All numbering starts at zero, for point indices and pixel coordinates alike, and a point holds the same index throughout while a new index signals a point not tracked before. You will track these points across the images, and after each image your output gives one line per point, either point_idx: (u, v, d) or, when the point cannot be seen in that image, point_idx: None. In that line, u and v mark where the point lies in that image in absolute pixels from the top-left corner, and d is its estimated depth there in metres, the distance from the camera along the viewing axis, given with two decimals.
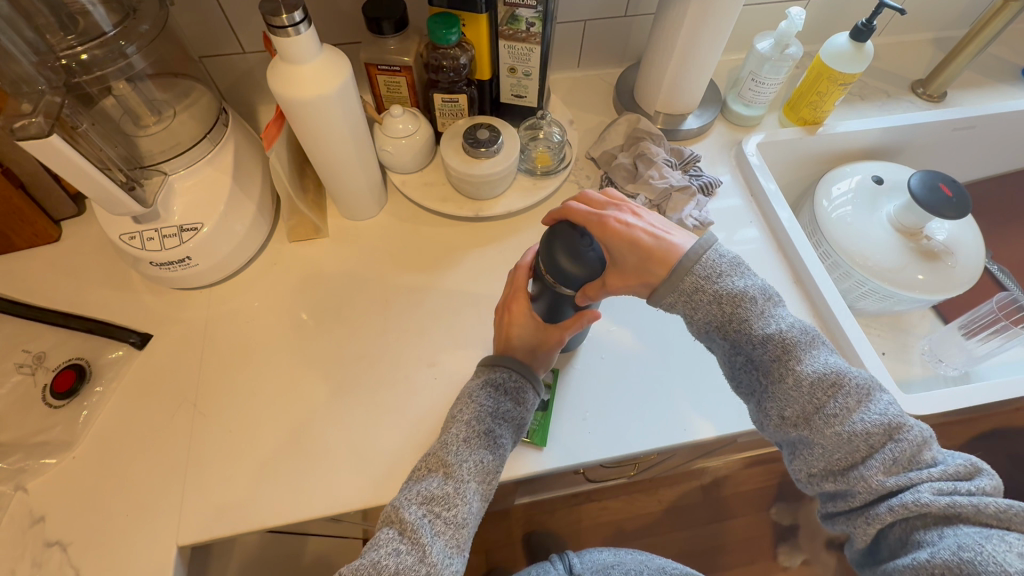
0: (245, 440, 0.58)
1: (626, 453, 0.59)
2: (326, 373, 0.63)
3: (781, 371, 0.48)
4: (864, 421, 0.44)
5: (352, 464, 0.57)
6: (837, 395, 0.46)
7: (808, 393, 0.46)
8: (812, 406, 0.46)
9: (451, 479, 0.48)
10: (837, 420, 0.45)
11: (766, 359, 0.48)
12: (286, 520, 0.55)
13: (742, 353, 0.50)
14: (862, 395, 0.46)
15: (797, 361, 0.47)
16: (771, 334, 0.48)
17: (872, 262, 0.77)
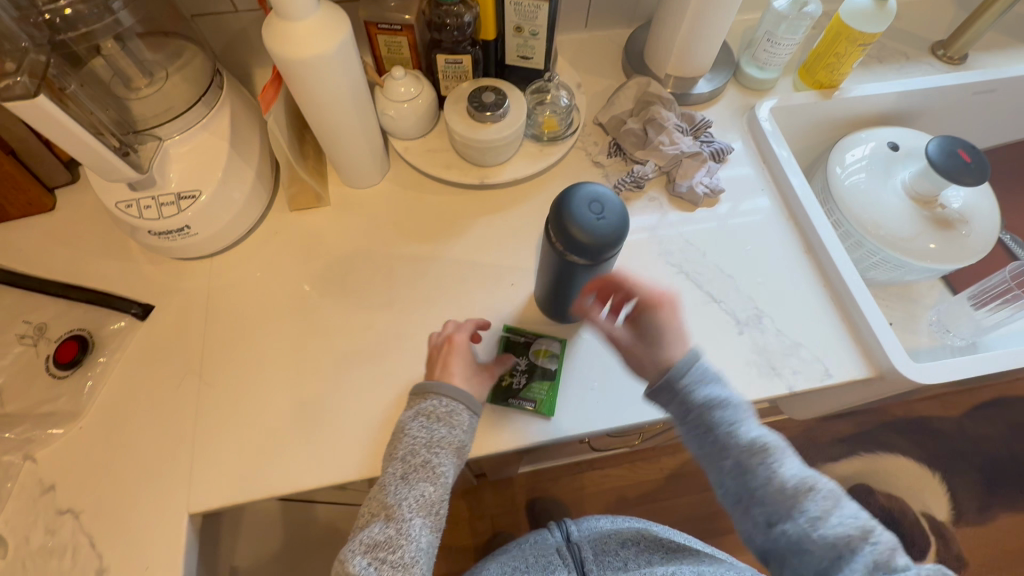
0: (252, 410, 0.58)
1: (633, 422, 0.59)
2: (332, 344, 0.62)
3: (758, 470, 0.49)
4: (840, 524, 0.45)
5: (360, 433, 0.57)
6: (811, 495, 0.47)
7: (783, 493, 0.48)
8: (791, 509, 0.47)
9: (393, 521, 0.50)
10: (815, 523, 0.46)
11: (743, 461, 0.50)
12: (295, 488, 0.55)
13: (721, 455, 0.51)
14: (837, 501, 0.47)
15: (773, 462, 0.49)
16: (748, 435, 0.50)
17: (885, 231, 0.76)
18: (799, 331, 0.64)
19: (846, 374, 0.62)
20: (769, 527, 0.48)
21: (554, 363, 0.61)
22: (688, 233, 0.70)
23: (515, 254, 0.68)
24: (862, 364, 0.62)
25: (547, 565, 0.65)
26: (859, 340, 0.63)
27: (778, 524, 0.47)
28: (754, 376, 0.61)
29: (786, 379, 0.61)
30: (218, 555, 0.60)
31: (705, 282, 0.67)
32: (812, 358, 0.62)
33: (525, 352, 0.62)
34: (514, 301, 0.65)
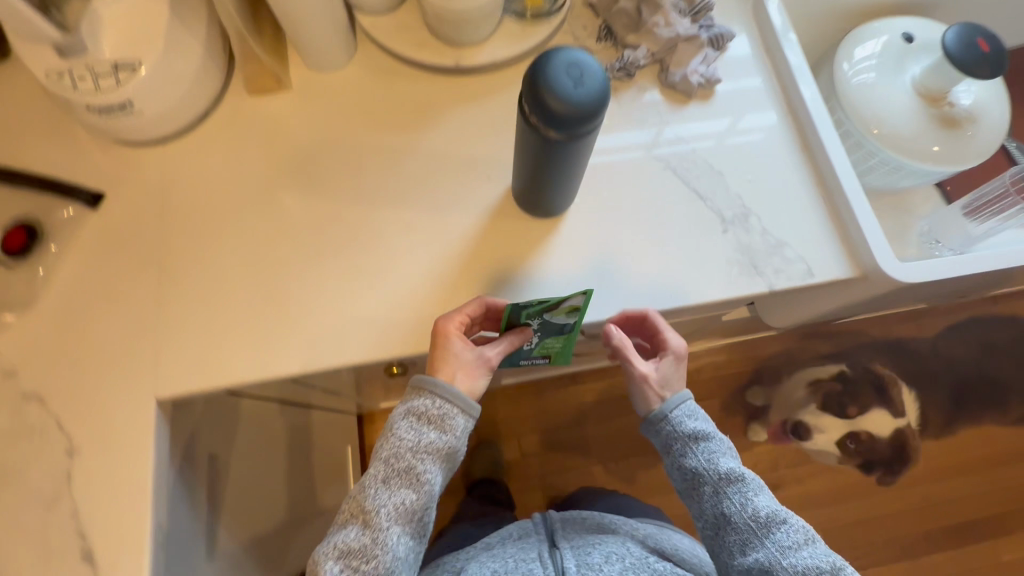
0: (218, 300, 0.56)
1: (610, 318, 0.58)
2: (298, 237, 0.59)
3: (737, 503, 0.57)
4: (808, 557, 0.54)
5: (332, 326, 0.56)
6: (783, 530, 0.56)
7: (760, 526, 0.56)
8: (767, 542, 0.55)
9: (369, 528, 0.51)
10: (788, 555, 0.54)
11: (725, 496, 0.57)
12: (268, 375, 0.55)
13: (704, 492, 0.58)
14: (805, 536, 0.55)
15: (750, 499, 0.57)
16: (731, 472, 0.58)
17: (888, 128, 0.71)
18: (786, 231, 0.61)
19: (829, 274, 0.60)
20: (745, 556, 0.56)
21: (572, 318, 0.55)
22: (678, 126, 0.66)
23: (493, 146, 0.63)
24: (845, 264, 0.61)
25: (526, 569, 0.65)
26: (845, 241, 0.61)
27: (754, 555, 0.55)
28: (738, 274, 0.59)
29: (767, 278, 0.59)
30: (197, 443, 0.60)
31: (692, 180, 0.63)
32: (796, 258, 0.60)
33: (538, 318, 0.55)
34: (489, 196, 0.61)
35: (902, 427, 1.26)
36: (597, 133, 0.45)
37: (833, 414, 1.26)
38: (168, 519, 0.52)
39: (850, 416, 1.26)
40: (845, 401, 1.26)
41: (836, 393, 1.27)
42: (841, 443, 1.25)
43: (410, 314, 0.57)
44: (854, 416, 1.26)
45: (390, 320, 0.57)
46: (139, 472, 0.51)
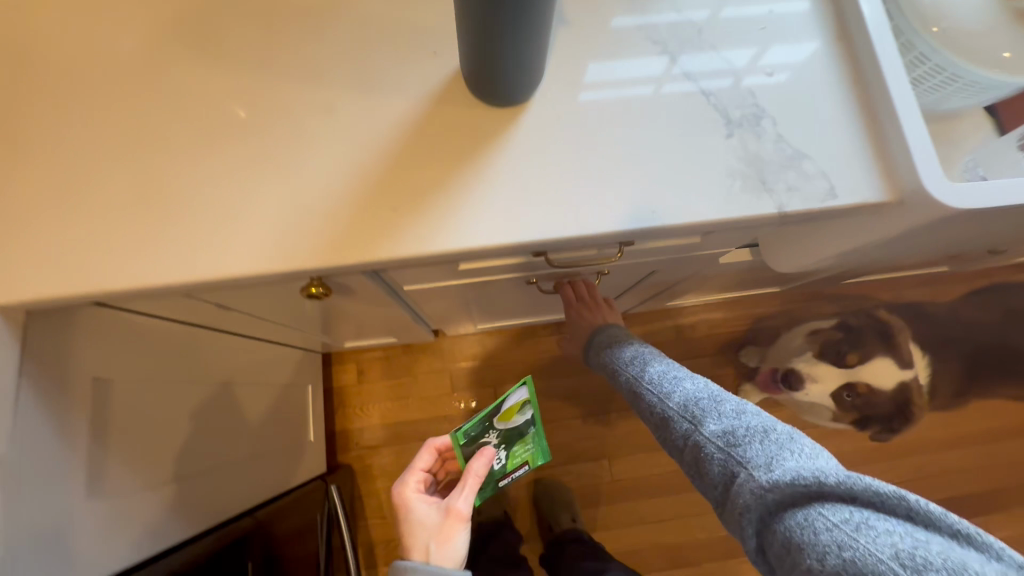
0: (76, 185, 0.45)
1: (575, 235, 0.46)
2: (187, 115, 0.47)
3: (639, 379, 0.64)
4: (701, 399, 0.56)
5: (215, 224, 0.44)
6: (675, 380, 0.61)
7: (655, 383, 0.62)
8: (655, 392, 0.61)
9: None
10: (673, 395, 0.58)
11: (627, 369, 0.67)
12: (127, 282, 0.43)
13: (620, 378, 0.68)
14: (705, 391, 0.57)
15: (644, 368, 0.65)
16: (632, 354, 0.68)
17: (950, 24, 0.58)
18: (807, 139, 0.48)
19: (857, 195, 0.47)
20: (649, 412, 0.61)
21: (527, 416, 0.68)
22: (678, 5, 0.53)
23: (442, 14, 0.50)
24: (877, 184, 0.48)
25: None
26: (880, 155, 0.48)
27: (653, 407, 0.60)
28: (740, 188, 0.47)
29: (777, 196, 0.47)
30: (71, 363, 0.50)
31: (693, 72, 0.50)
32: (815, 173, 0.47)
33: (490, 427, 0.70)
34: (433, 76, 0.48)
35: (911, 379, 0.97)
36: None
37: (828, 363, 1.00)
38: None
39: (848, 366, 0.98)
40: (842, 348, 0.99)
41: (834, 341, 1.00)
42: (834, 396, 1.00)
43: (317, 216, 0.45)
44: (854, 365, 0.98)
45: (291, 222, 0.45)
46: None
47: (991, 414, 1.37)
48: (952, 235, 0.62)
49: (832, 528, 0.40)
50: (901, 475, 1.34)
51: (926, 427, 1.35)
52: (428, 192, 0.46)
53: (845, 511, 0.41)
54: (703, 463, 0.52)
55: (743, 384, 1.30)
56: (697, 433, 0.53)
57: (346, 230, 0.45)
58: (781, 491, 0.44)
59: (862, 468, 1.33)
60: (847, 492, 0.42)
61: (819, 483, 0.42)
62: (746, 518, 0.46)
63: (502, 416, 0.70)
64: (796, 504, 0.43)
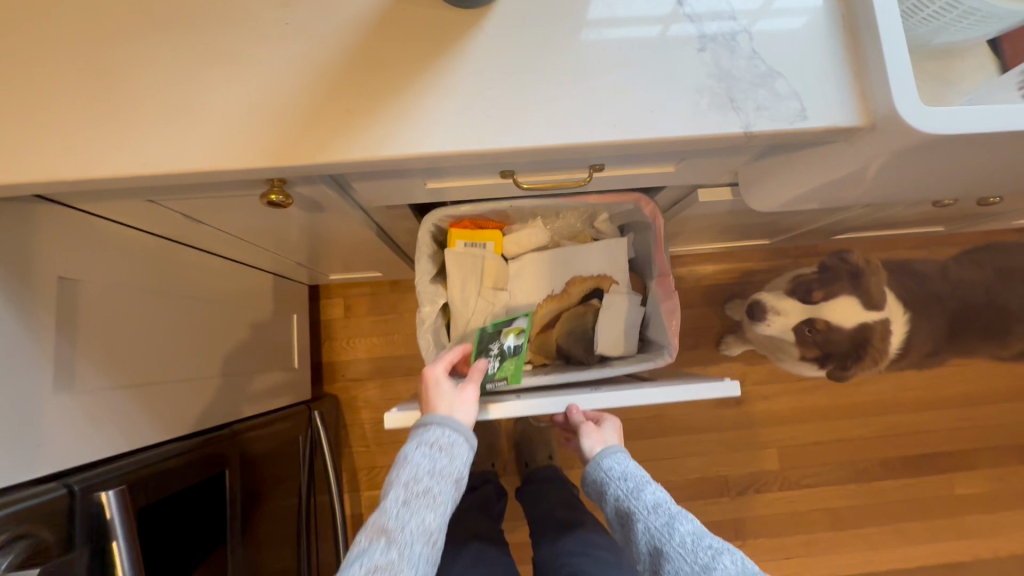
0: (29, 73, 0.45)
1: (533, 145, 0.45)
2: (143, 3, 0.46)
3: (641, 526, 0.60)
4: (713, 561, 0.53)
5: (168, 120, 0.44)
6: (711, 552, 0.54)
7: (658, 533, 0.58)
8: (690, 565, 0.54)
9: (394, 545, 0.54)
10: (686, 559, 0.54)
11: (624, 509, 0.62)
12: (84, 173, 0.44)
13: (638, 528, 0.60)
14: (716, 553, 0.53)
15: (674, 527, 0.57)
16: (655, 502, 0.61)
17: None
18: (781, 56, 0.47)
19: (828, 118, 0.46)
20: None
21: (525, 339, 0.73)
22: None
23: None
24: (851, 108, 0.46)
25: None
26: (857, 75, 0.47)
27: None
28: (704, 106, 0.46)
29: (744, 115, 0.46)
30: (34, 258, 0.51)
31: None
32: (786, 93, 0.46)
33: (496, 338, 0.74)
34: None
35: (873, 320, 0.99)
36: None
37: (795, 299, 1.04)
38: None
39: (812, 302, 1.02)
40: (812, 287, 1.03)
41: (807, 280, 1.04)
42: (795, 329, 1.03)
43: (273, 115, 0.44)
44: (819, 303, 1.01)
45: (247, 120, 0.44)
46: None
47: (971, 376, 1.38)
48: (931, 174, 0.61)
49: None
50: (874, 431, 1.37)
51: (900, 385, 1.38)
52: (387, 95, 0.45)
53: None
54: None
55: (725, 335, 1.34)
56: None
57: (301, 130, 0.44)
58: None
59: (834, 422, 1.37)
60: None
61: None
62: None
63: (508, 333, 0.74)
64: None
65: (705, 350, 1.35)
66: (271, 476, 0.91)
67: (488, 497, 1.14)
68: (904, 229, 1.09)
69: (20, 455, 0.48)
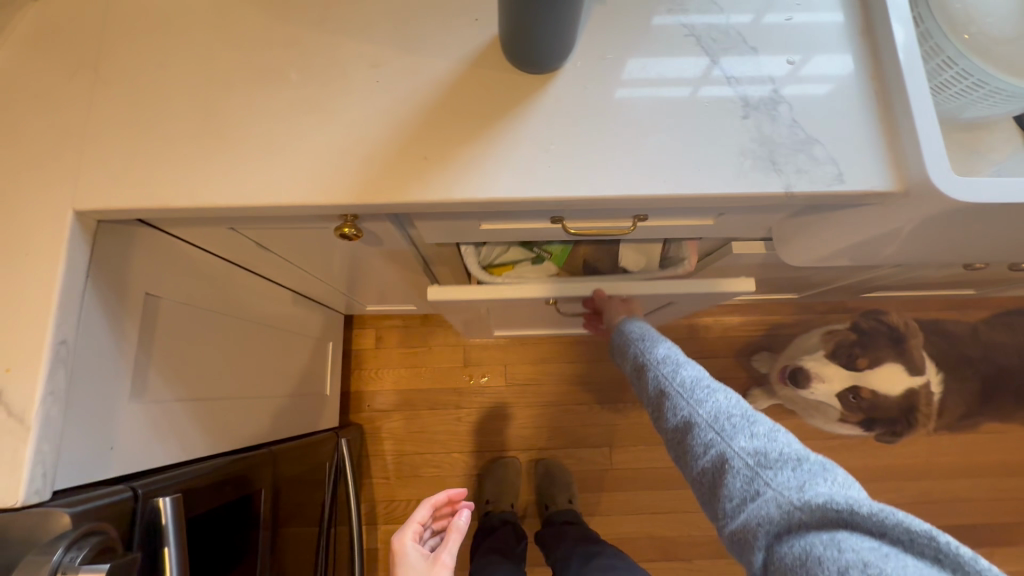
0: (151, 112, 0.51)
1: (587, 196, 0.50)
2: (252, 58, 0.52)
3: (650, 374, 0.64)
4: (709, 396, 0.56)
5: (269, 159, 0.50)
6: (706, 389, 0.57)
7: (663, 377, 0.62)
8: (686, 398, 0.58)
9: None
10: (688, 396, 0.57)
11: (639, 363, 0.67)
12: (191, 201, 0.49)
13: (647, 378, 0.65)
14: (715, 390, 0.57)
15: (676, 371, 0.62)
16: (664, 353, 0.65)
17: (981, 31, 0.58)
18: (820, 125, 0.51)
19: (864, 183, 0.50)
20: (673, 417, 0.58)
21: None
22: None
23: None
24: (886, 174, 0.50)
25: None
26: (890, 146, 0.51)
27: (679, 413, 0.58)
28: (746, 168, 0.50)
29: (785, 177, 0.50)
30: (127, 275, 0.56)
31: (717, 51, 0.53)
32: (825, 158, 0.50)
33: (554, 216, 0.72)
34: (470, 42, 0.53)
35: (919, 386, 0.98)
36: None
37: (838, 363, 0.99)
38: (76, 337, 0.48)
39: (858, 369, 0.98)
40: (854, 351, 0.99)
41: (847, 342, 1.00)
42: (840, 396, 1.00)
43: (359, 159, 0.50)
44: (864, 369, 0.98)
45: (334, 162, 0.50)
46: (38, 280, 0.46)
47: (1008, 446, 1.34)
48: (963, 238, 0.63)
49: (858, 550, 0.38)
50: (908, 497, 1.32)
51: (933, 450, 1.34)
52: (459, 145, 0.50)
53: (868, 541, 0.39)
54: (726, 476, 0.50)
55: (751, 388, 1.34)
56: (725, 447, 0.51)
57: (383, 174, 0.50)
58: (811, 512, 0.42)
59: (866, 485, 1.33)
60: (878, 526, 0.39)
61: (851, 510, 0.41)
62: (763, 534, 0.44)
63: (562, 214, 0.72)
64: (825, 527, 0.41)
65: None
66: (297, 501, 0.92)
67: (507, 539, 1.13)
68: (935, 290, 1.11)
69: (96, 456, 0.51)
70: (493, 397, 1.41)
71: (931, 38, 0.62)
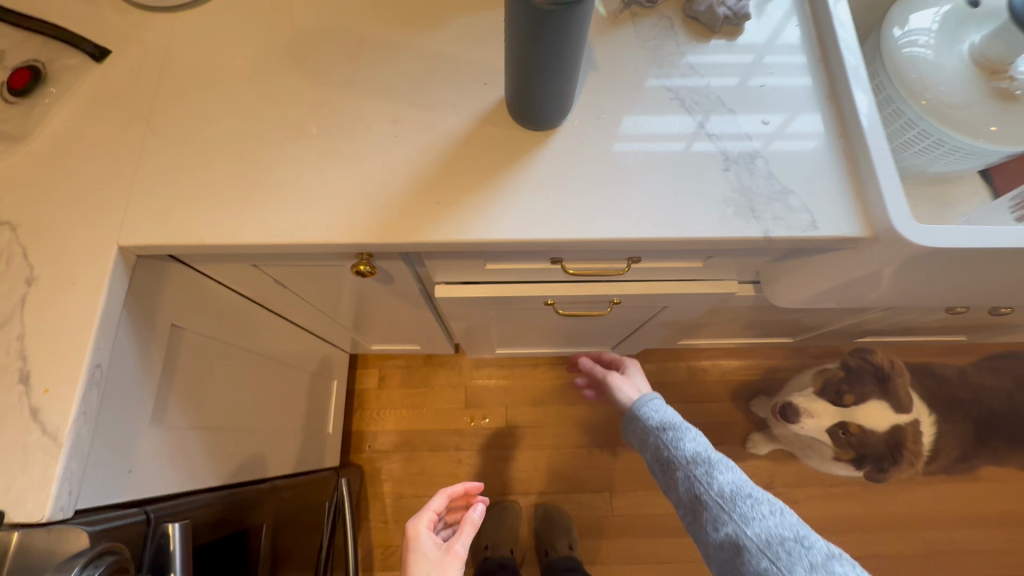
0: (193, 160, 0.57)
1: (584, 239, 0.55)
2: (285, 114, 0.59)
3: (684, 478, 0.65)
4: (756, 515, 0.57)
5: (296, 201, 0.55)
6: (750, 502, 0.58)
7: (701, 485, 0.62)
8: (731, 514, 0.58)
9: None
10: (734, 513, 0.58)
11: (670, 462, 0.67)
12: (224, 239, 0.54)
13: (681, 481, 0.65)
14: (762, 506, 0.57)
15: (714, 477, 0.62)
16: (694, 452, 0.66)
17: (936, 97, 0.65)
18: (794, 177, 0.57)
19: (836, 229, 0.55)
20: (718, 534, 0.58)
21: None
22: (693, 58, 0.63)
23: (494, 54, 0.62)
24: (856, 221, 0.55)
25: None
26: (858, 197, 0.56)
27: (725, 530, 0.57)
28: (728, 215, 0.55)
29: (763, 223, 0.55)
30: (158, 306, 0.60)
31: (699, 112, 0.60)
32: (799, 207, 0.55)
33: None
34: (480, 102, 0.60)
35: (905, 424, 1.00)
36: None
37: (826, 400, 1.02)
38: (108, 361, 0.52)
39: (845, 406, 1.00)
40: (842, 388, 1.01)
41: (835, 379, 1.03)
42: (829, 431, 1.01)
43: (378, 203, 0.55)
44: (850, 406, 1.00)
45: (355, 205, 0.55)
46: (81, 308, 0.51)
47: (1016, 494, 1.33)
48: (939, 283, 0.68)
49: None
50: (916, 547, 1.30)
51: (938, 498, 1.33)
52: (468, 191, 0.56)
53: None
54: None
55: (751, 433, 1.35)
56: None
57: (399, 216, 0.55)
58: None
59: (872, 534, 1.31)
60: None
61: None
62: None
63: None
64: None
65: (731, 446, 1.35)
66: (297, 541, 0.92)
67: None
68: (927, 335, 1.14)
69: (114, 479, 0.54)
70: (494, 439, 1.41)
71: (892, 103, 0.69)
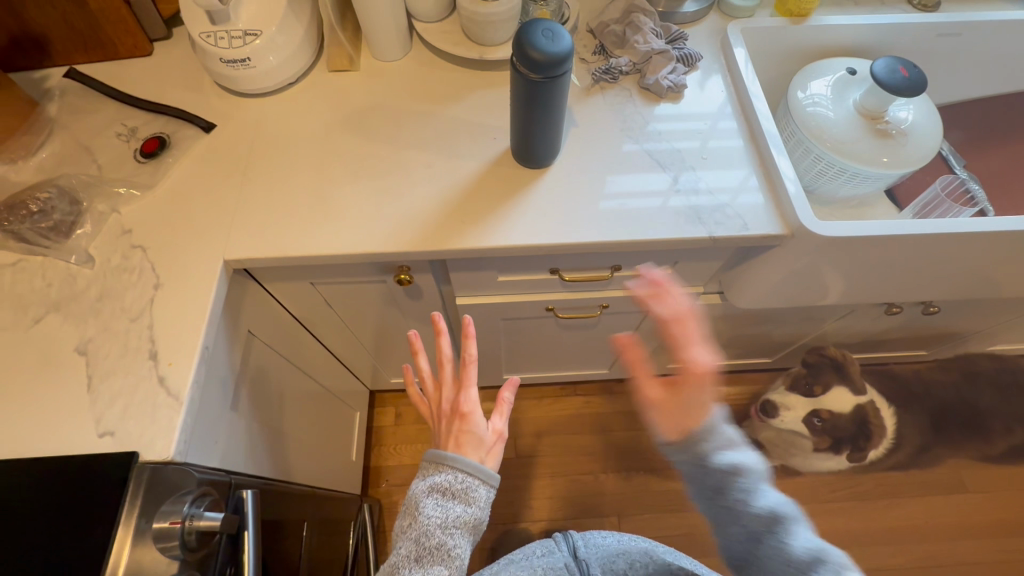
0: (276, 199, 0.75)
1: (575, 244, 0.73)
2: (346, 166, 0.78)
3: (747, 529, 0.61)
4: None
5: (356, 225, 0.73)
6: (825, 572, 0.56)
7: (771, 546, 0.59)
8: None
9: (445, 560, 0.56)
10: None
11: (730, 511, 0.62)
12: (304, 252, 0.71)
13: (741, 531, 0.61)
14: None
15: (784, 540, 0.59)
16: (762, 507, 0.60)
17: (833, 138, 0.86)
18: (727, 195, 0.77)
19: (762, 230, 0.74)
20: None
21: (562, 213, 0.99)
22: (648, 116, 0.84)
23: (500, 116, 0.83)
24: (776, 223, 0.74)
25: None
26: (777, 207, 0.76)
27: None
28: (682, 223, 0.74)
29: (708, 228, 0.74)
30: (241, 313, 0.76)
31: (654, 152, 0.81)
32: (733, 215, 0.75)
33: None
34: (491, 151, 0.80)
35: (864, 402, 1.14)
36: (568, 75, 0.63)
37: (799, 393, 1.16)
38: (213, 345, 0.67)
39: (815, 396, 1.14)
40: (810, 382, 1.15)
41: (801, 375, 1.17)
42: (806, 421, 1.16)
43: (419, 223, 0.74)
44: (820, 395, 1.14)
45: (402, 226, 0.73)
46: (197, 304, 0.67)
47: (999, 499, 1.41)
48: (862, 279, 0.86)
49: None
50: (914, 558, 1.35)
51: (927, 507, 1.40)
52: (485, 213, 0.75)
53: None
54: None
55: None
56: None
57: (436, 233, 0.73)
58: None
59: (869, 545, 1.37)
60: None
61: None
62: None
63: None
64: None
65: None
66: (331, 547, 1.00)
67: None
68: (885, 346, 1.29)
69: (208, 445, 0.67)
70: (504, 469, 1.49)
71: (803, 146, 0.90)
